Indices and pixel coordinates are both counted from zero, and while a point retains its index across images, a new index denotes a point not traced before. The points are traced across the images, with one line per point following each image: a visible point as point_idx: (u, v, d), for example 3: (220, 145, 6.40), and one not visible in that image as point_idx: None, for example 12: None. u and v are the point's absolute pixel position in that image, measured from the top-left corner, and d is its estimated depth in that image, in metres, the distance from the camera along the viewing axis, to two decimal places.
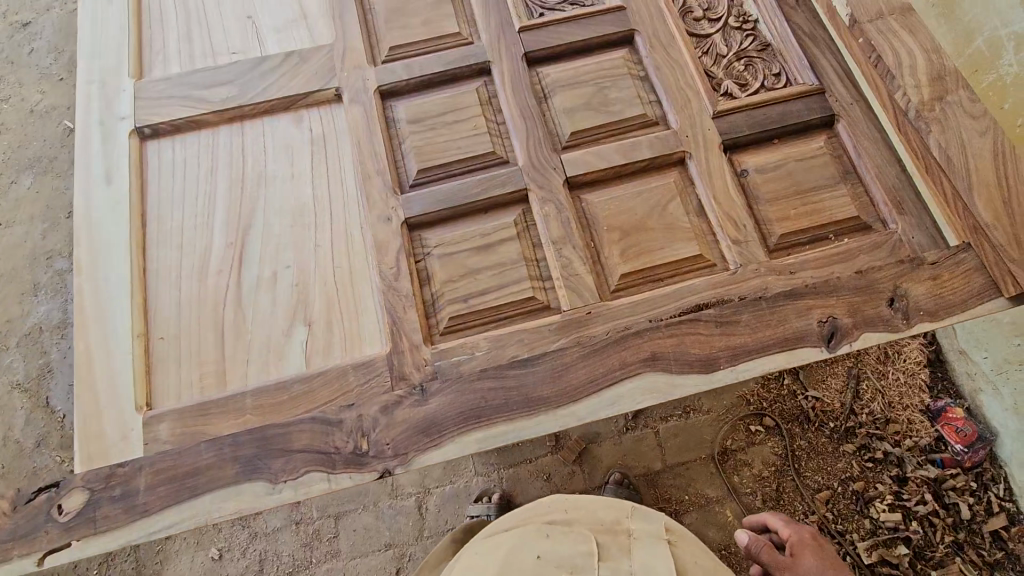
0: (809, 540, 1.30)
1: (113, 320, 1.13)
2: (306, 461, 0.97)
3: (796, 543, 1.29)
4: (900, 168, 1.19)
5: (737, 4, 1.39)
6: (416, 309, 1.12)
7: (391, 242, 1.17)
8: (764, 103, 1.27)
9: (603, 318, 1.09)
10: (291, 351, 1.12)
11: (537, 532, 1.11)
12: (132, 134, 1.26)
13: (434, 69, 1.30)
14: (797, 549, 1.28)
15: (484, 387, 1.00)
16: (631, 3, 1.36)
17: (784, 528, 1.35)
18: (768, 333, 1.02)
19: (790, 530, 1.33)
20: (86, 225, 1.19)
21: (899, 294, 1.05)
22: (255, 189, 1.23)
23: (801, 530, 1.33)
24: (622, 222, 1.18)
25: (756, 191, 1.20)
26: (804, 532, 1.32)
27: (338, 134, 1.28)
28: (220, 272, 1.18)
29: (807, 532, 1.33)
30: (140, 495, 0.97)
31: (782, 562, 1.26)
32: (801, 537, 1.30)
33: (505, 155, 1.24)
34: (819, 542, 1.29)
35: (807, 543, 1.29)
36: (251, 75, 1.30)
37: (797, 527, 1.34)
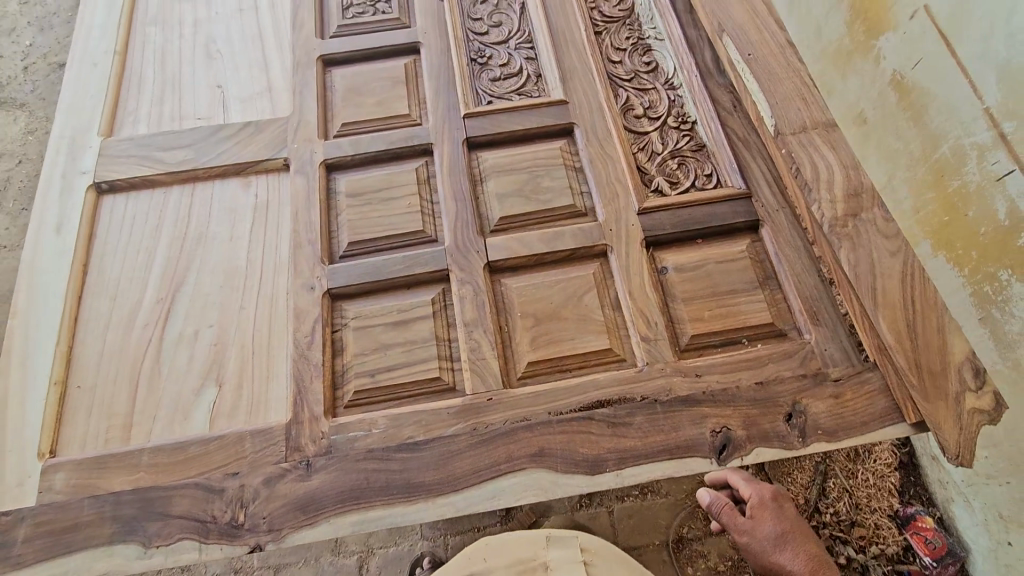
0: (769, 497, 1.20)
1: (34, 365, 1.15)
2: (181, 528, 0.96)
3: (753, 505, 1.20)
4: (816, 278, 1.20)
5: (678, 105, 1.47)
6: (321, 379, 1.13)
7: (310, 311, 1.20)
8: (691, 202, 1.31)
9: (501, 406, 1.08)
10: (197, 410, 1.13)
11: None
12: (89, 188, 1.36)
13: (379, 147, 1.40)
14: (757, 511, 1.19)
15: (369, 467, 1.01)
16: (575, 97, 1.46)
17: (743, 484, 1.23)
18: (659, 438, 1.02)
19: (750, 487, 1.21)
20: (28, 271, 1.24)
21: (798, 410, 1.04)
22: (193, 249, 1.30)
23: (761, 485, 1.21)
24: (535, 309, 1.20)
25: (672, 289, 1.22)
26: (765, 489, 1.21)
27: (279, 203, 1.36)
28: (146, 326, 1.22)
29: (771, 490, 1.22)
30: (17, 546, 0.95)
31: (741, 525, 1.20)
32: (760, 496, 1.20)
33: (434, 233, 1.30)
34: (779, 502, 1.20)
35: (765, 503, 1.20)
36: (208, 141, 1.41)
37: (757, 482, 1.22)
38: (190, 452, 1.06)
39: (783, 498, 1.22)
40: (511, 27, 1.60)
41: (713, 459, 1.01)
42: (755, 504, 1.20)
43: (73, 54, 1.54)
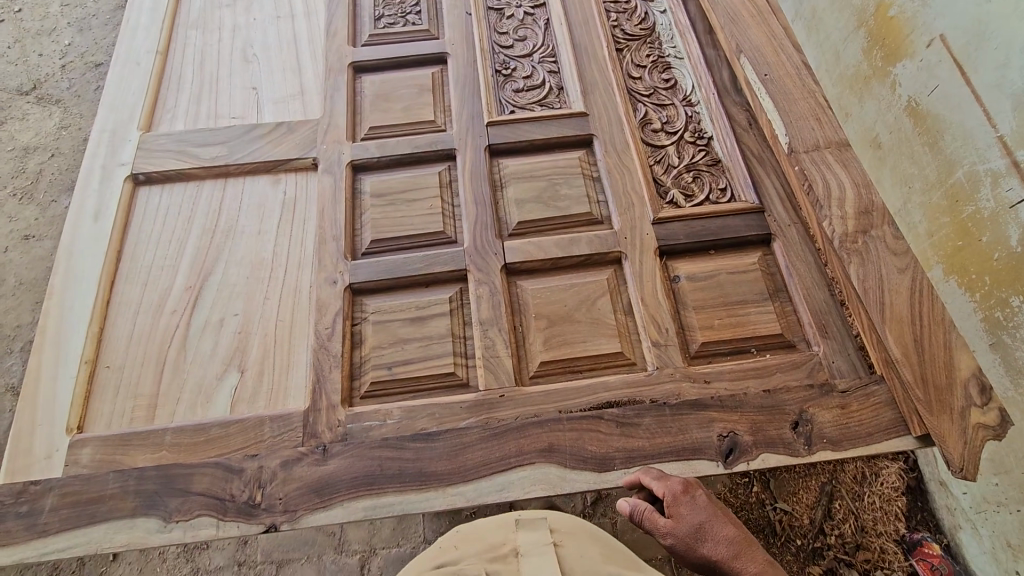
0: (683, 489, 0.98)
1: (67, 343, 1.20)
2: (201, 504, 0.99)
3: (669, 503, 0.97)
4: (826, 292, 1.23)
5: (694, 121, 1.52)
6: (339, 370, 1.17)
7: (332, 304, 1.24)
8: (705, 215, 1.34)
9: (513, 402, 1.12)
10: (219, 395, 1.17)
11: None
12: (127, 178, 1.42)
13: (404, 150, 1.46)
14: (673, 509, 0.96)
15: (383, 455, 1.03)
16: (594, 111, 1.51)
17: (655, 484, 0.98)
18: (666, 440, 1.04)
19: (662, 484, 0.97)
20: (65, 255, 1.30)
21: (804, 419, 1.05)
22: (222, 241, 1.36)
23: (672, 479, 0.98)
24: (550, 311, 1.24)
25: (684, 297, 1.25)
26: (675, 482, 0.98)
27: (306, 201, 1.41)
28: (174, 312, 1.27)
29: (682, 479, 0.99)
30: (43, 515, 0.99)
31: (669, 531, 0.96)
32: (672, 490, 0.97)
33: (453, 234, 1.34)
34: (692, 491, 0.98)
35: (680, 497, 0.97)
36: (243, 139, 1.48)
37: (669, 476, 0.99)
38: (212, 434, 1.10)
39: (694, 484, 1.00)
40: (535, 41, 1.66)
41: (717, 462, 1.02)
42: (669, 502, 0.97)
43: (118, 52, 1.62)
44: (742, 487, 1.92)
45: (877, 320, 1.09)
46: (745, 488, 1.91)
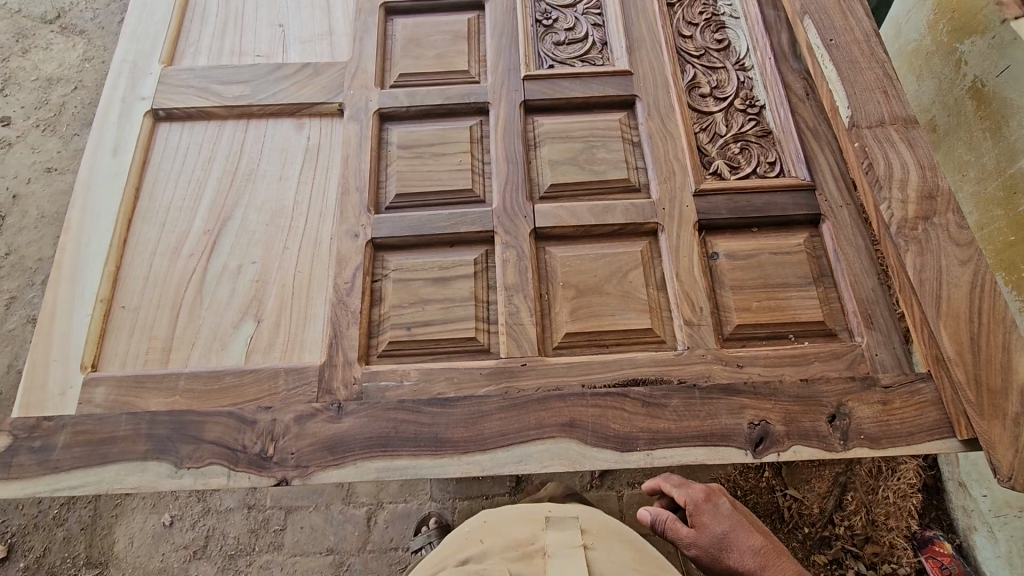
0: (704, 498, 1.06)
1: (83, 280, 1.18)
2: (213, 453, 0.97)
3: (691, 511, 1.05)
4: (875, 280, 1.15)
5: (746, 87, 1.41)
6: (357, 327, 1.13)
7: (352, 258, 1.20)
8: (751, 189, 1.26)
9: (535, 372, 1.07)
10: (234, 343, 1.15)
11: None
12: (147, 113, 1.36)
13: (434, 101, 1.38)
14: (696, 517, 1.04)
15: (399, 416, 1.00)
16: (639, 70, 1.41)
17: (677, 491, 1.09)
18: (694, 424, 0.99)
19: (683, 492, 1.08)
20: (83, 189, 1.26)
21: (842, 412, 1.00)
22: (242, 186, 1.31)
23: (693, 486, 1.08)
24: (578, 280, 1.18)
25: (721, 276, 1.18)
26: (696, 489, 1.08)
27: (330, 148, 1.35)
28: (191, 255, 1.23)
29: (705, 489, 1.07)
30: (55, 451, 0.98)
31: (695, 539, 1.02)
32: (694, 498, 1.06)
33: (481, 193, 1.28)
34: (715, 499, 1.05)
35: (703, 506, 1.05)
36: (267, 79, 1.41)
37: (689, 485, 1.09)
38: (226, 382, 1.08)
39: (716, 493, 1.07)
40: None
41: (746, 450, 0.98)
42: (692, 511, 1.05)
43: None
44: (753, 472, 1.88)
45: (934, 315, 1.01)
46: (756, 472, 1.88)
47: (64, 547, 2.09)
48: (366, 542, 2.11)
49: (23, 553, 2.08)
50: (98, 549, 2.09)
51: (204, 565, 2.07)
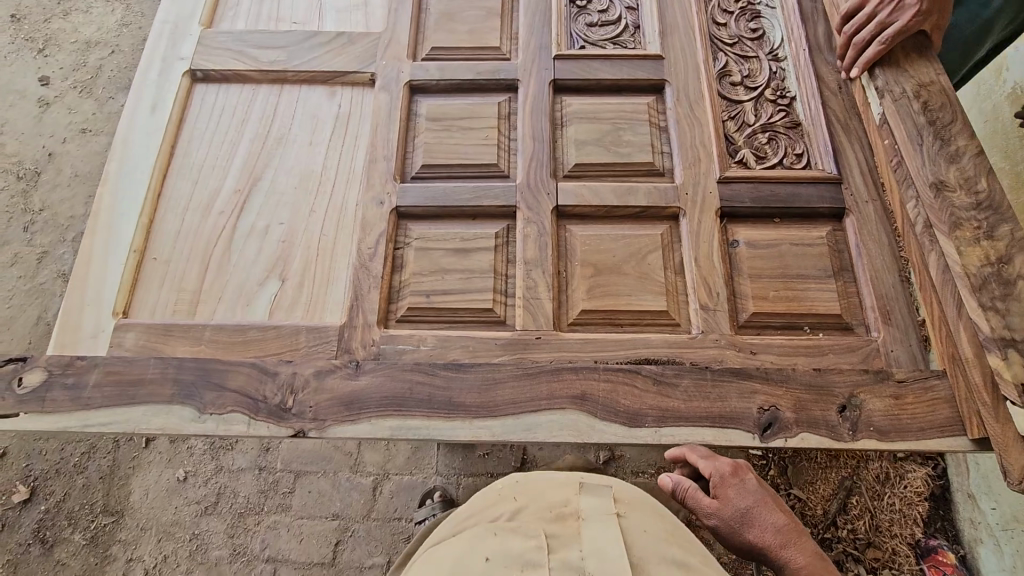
0: (730, 472, 1.05)
1: (118, 230, 1.22)
2: (234, 401, 1.01)
3: (717, 483, 1.04)
4: (896, 276, 1.14)
5: (779, 77, 1.40)
6: (377, 292, 1.15)
7: (377, 225, 1.22)
8: (776, 180, 1.25)
9: (549, 346, 1.10)
10: (259, 300, 1.18)
11: (483, 535, 0.82)
12: (185, 73, 1.40)
13: (464, 76, 1.39)
14: (720, 490, 1.04)
15: (414, 378, 1.03)
16: (671, 54, 1.40)
17: (703, 461, 1.07)
18: (703, 405, 1.00)
19: (710, 464, 1.05)
20: (121, 143, 1.30)
21: (853, 403, 1.00)
22: (273, 149, 1.34)
23: (720, 459, 1.07)
24: (597, 259, 1.19)
25: (740, 264, 1.18)
26: (723, 462, 1.07)
27: (360, 117, 1.37)
28: (221, 213, 1.27)
29: (731, 463, 1.07)
30: (86, 389, 1.02)
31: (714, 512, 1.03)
32: (720, 472, 1.05)
33: (506, 168, 1.29)
34: (741, 474, 1.06)
35: (728, 480, 1.04)
36: (302, 46, 1.43)
37: (716, 456, 1.08)
38: (250, 336, 1.11)
39: (744, 467, 1.07)
40: None
41: (754, 433, 0.99)
42: (716, 483, 1.05)
43: None
44: (758, 469, 1.88)
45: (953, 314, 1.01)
46: (762, 469, 1.88)
47: (83, 493, 2.19)
48: (371, 510, 2.16)
49: (44, 497, 2.18)
50: (115, 498, 2.18)
51: (214, 520, 2.15)
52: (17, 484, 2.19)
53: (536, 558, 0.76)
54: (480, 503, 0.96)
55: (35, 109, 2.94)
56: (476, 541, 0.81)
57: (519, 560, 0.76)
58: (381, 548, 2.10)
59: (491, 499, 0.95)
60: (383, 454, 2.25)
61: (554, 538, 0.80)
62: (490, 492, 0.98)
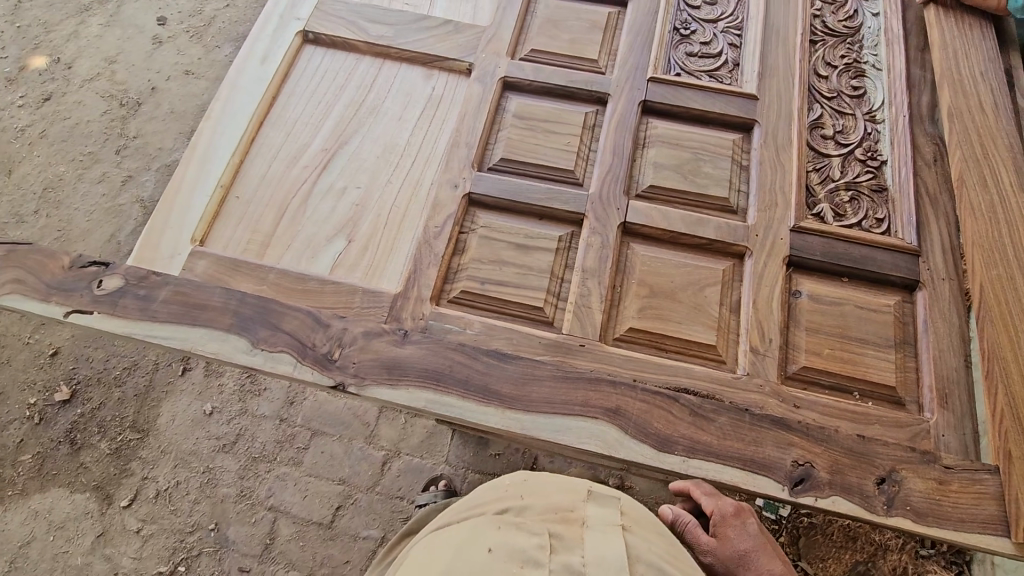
0: (733, 513, 1.07)
1: (211, 165, 1.30)
2: (285, 343, 1.06)
3: (717, 521, 1.07)
4: (961, 361, 1.10)
5: (872, 139, 1.37)
6: (436, 270, 1.19)
7: (448, 206, 1.26)
8: (851, 239, 1.23)
9: (591, 356, 1.10)
10: (323, 256, 1.23)
11: (488, 526, 0.82)
12: (299, 33, 1.48)
13: (557, 82, 1.41)
14: (720, 529, 1.06)
15: (456, 358, 1.05)
16: (766, 96, 1.39)
17: (706, 500, 1.11)
18: (737, 446, 0.99)
19: (713, 503, 1.10)
20: (228, 88, 1.39)
21: (892, 478, 0.97)
22: (364, 119, 1.40)
23: (724, 500, 1.10)
24: (655, 282, 1.19)
25: (799, 316, 1.16)
26: (726, 503, 1.09)
27: (450, 104, 1.42)
28: (305, 169, 1.33)
29: (735, 505, 1.09)
30: (155, 303, 1.09)
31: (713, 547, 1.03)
32: (723, 510, 1.08)
33: (581, 177, 1.30)
34: (743, 517, 1.07)
35: (729, 520, 1.07)
36: (410, 27, 1.49)
37: (721, 497, 1.11)
38: (310, 287, 1.16)
39: (745, 512, 1.08)
40: (725, 9, 1.53)
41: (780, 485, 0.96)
42: (718, 521, 1.07)
43: None
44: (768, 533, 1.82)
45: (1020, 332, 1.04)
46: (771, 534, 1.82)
47: (116, 406, 2.30)
48: (377, 484, 2.20)
49: (82, 401, 2.31)
50: (144, 417, 2.28)
51: (229, 458, 2.23)
52: (61, 384, 2.32)
53: (538, 557, 0.75)
54: (487, 492, 0.96)
55: (148, 45, 3.14)
56: (481, 531, 0.80)
57: (520, 556, 0.74)
58: (380, 521, 2.14)
59: (496, 493, 0.94)
60: (400, 431, 2.30)
61: (559, 538, 0.79)
62: (495, 487, 0.96)
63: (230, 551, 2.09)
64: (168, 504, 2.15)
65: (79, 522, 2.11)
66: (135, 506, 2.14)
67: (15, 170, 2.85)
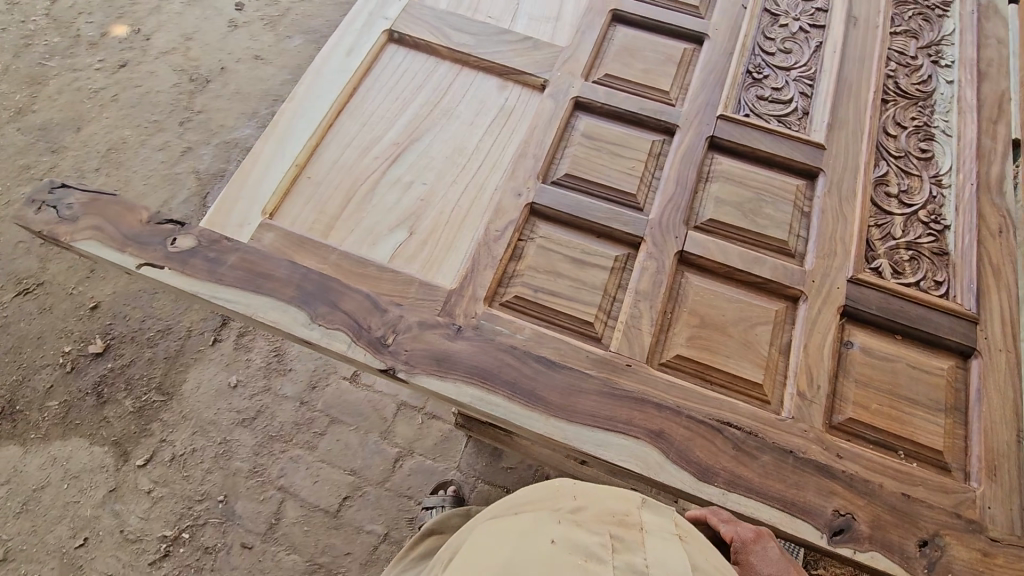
0: (753, 538, 0.99)
1: (289, 144, 1.34)
2: (343, 322, 1.08)
3: (738, 548, 0.99)
4: (1011, 437, 1.09)
5: (937, 202, 1.37)
6: (492, 272, 1.21)
7: (510, 212, 1.28)
8: (908, 298, 1.22)
9: (637, 375, 1.09)
10: (384, 244, 1.26)
11: (548, 521, 0.82)
12: (385, 31, 1.53)
13: (628, 107, 1.44)
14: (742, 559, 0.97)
15: (505, 360, 1.07)
16: (834, 147, 1.40)
17: (723, 527, 1.02)
18: (778, 486, 0.99)
19: (730, 528, 1.01)
20: (314, 74, 1.44)
21: (934, 541, 0.98)
22: (437, 119, 1.43)
23: (743, 523, 1.01)
24: (706, 313, 1.19)
25: (848, 366, 1.15)
26: (746, 528, 1.01)
27: (522, 115, 1.45)
28: (376, 159, 1.37)
29: (755, 528, 1.00)
30: (224, 266, 1.13)
31: None
32: (742, 536, 1.00)
33: (642, 201, 1.31)
34: (765, 542, 0.99)
35: (750, 547, 0.99)
36: (491, 39, 1.54)
37: (739, 521, 1.03)
38: (369, 271, 1.18)
39: (767, 535, 1.00)
40: (799, 58, 1.54)
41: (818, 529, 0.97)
42: (738, 548, 0.99)
43: None
44: None
45: None
46: None
47: (145, 366, 2.39)
48: (386, 480, 2.23)
49: (114, 356, 2.40)
50: (170, 381, 2.37)
51: (246, 433, 2.29)
52: (96, 337, 2.42)
53: (602, 555, 0.75)
54: (537, 492, 0.95)
55: (224, 27, 3.28)
56: (541, 525, 0.81)
57: (584, 552, 0.75)
58: (385, 518, 2.17)
59: (547, 493, 0.93)
60: (415, 431, 2.32)
61: (620, 540, 0.79)
62: (544, 488, 0.96)
63: (235, 525, 2.15)
64: (181, 469, 2.22)
65: (96, 474, 2.20)
66: (150, 467, 2.22)
67: (82, 128, 2.97)
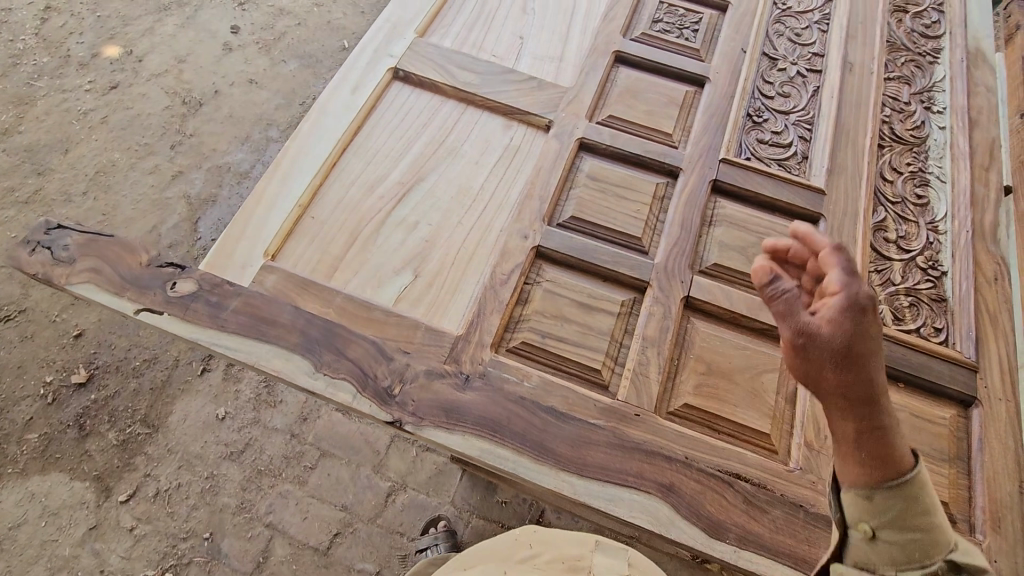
0: (830, 319, 0.79)
1: (293, 183, 1.33)
2: (348, 370, 1.06)
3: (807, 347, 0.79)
4: (1014, 487, 1.11)
5: (933, 248, 1.40)
6: (499, 317, 1.20)
7: (516, 255, 1.28)
8: (910, 345, 1.24)
9: (647, 425, 1.09)
10: (389, 286, 1.25)
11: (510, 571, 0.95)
12: (389, 69, 1.54)
13: (633, 149, 1.45)
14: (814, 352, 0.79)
15: (514, 410, 1.06)
16: (833, 193, 1.42)
17: (788, 293, 0.82)
18: (789, 542, 0.98)
19: (789, 328, 0.81)
20: (318, 111, 1.44)
21: None
22: (443, 158, 1.44)
23: (799, 306, 0.80)
24: (713, 360, 1.19)
25: None
26: (805, 312, 0.80)
27: (527, 155, 1.46)
28: (381, 198, 1.36)
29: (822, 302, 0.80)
30: (226, 311, 1.11)
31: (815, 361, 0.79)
32: (807, 321, 0.80)
33: (647, 245, 1.32)
34: (839, 308, 0.79)
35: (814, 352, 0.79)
36: (495, 78, 1.55)
37: (794, 302, 0.81)
38: (375, 317, 1.17)
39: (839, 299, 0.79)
40: (796, 103, 1.58)
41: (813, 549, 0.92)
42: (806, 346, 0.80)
43: None
44: None
45: None
46: None
47: (130, 398, 2.32)
48: (378, 516, 2.18)
49: (97, 387, 2.33)
50: (156, 413, 2.30)
51: (233, 468, 2.23)
52: (79, 366, 2.35)
53: None
54: (499, 542, 1.06)
55: (218, 50, 3.27)
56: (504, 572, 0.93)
57: None
58: (376, 556, 2.12)
59: (508, 542, 1.05)
60: (409, 465, 2.27)
61: None
62: (506, 539, 1.07)
63: (220, 565, 2.08)
64: (165, 505, 2.15)
65: (75, 512, 2.12)
66: (132, 503, 2.15)
67: (70, 151, 2.92)
